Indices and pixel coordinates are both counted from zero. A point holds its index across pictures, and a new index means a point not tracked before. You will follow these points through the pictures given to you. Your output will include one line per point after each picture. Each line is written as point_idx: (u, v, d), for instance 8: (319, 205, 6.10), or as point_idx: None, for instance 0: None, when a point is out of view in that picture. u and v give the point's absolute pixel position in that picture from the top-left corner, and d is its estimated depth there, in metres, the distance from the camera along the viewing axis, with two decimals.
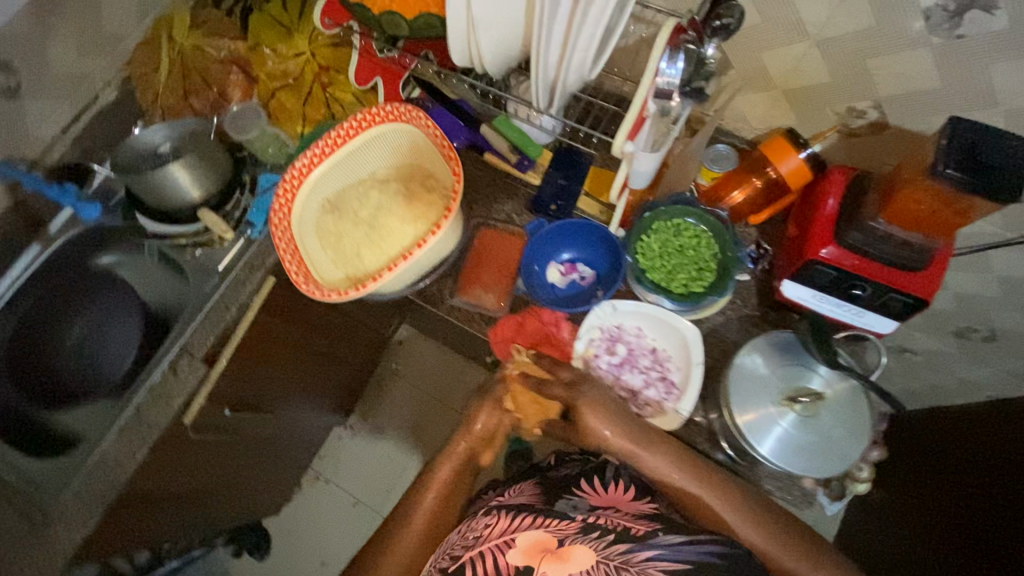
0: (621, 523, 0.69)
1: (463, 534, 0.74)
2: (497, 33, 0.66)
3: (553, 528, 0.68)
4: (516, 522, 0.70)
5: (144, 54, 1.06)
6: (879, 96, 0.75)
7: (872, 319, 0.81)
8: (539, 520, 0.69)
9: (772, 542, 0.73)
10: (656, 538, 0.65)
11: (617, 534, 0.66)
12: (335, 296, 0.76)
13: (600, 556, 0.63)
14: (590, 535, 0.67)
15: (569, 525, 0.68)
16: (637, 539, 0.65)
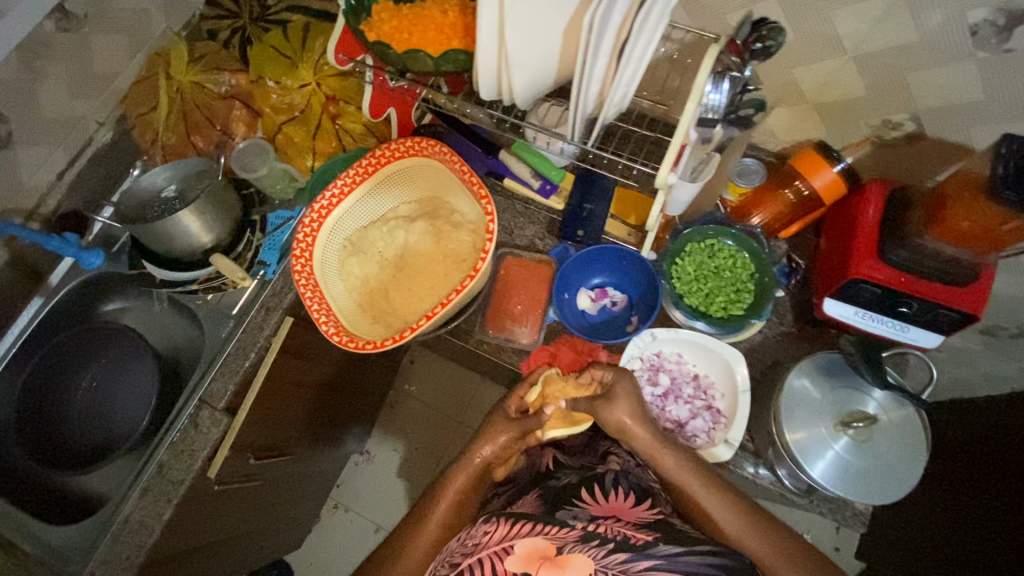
0: (621, 533, 0.65)
1: (463, 540, 0.71)
2: (532, 68, 0.63)
3: (553, 535, 0.65)
4: (514, 527, 0.68)
5: (141, 93, 1.02)
6: (917, 108, 0.73)
7: (918, 334, 0.78)
8: (537, 527, 0.67)
9: (764, 544, 0.71)
10: (654, 548, 0.62)
11: (616, 543, 0.63)
12: (374, 347, 0.73)
13: (598, 566, 0.60)
14: (590, 543, 0.63)
15: (569, 532, 0.66)
16: (636, 548, 0.62)
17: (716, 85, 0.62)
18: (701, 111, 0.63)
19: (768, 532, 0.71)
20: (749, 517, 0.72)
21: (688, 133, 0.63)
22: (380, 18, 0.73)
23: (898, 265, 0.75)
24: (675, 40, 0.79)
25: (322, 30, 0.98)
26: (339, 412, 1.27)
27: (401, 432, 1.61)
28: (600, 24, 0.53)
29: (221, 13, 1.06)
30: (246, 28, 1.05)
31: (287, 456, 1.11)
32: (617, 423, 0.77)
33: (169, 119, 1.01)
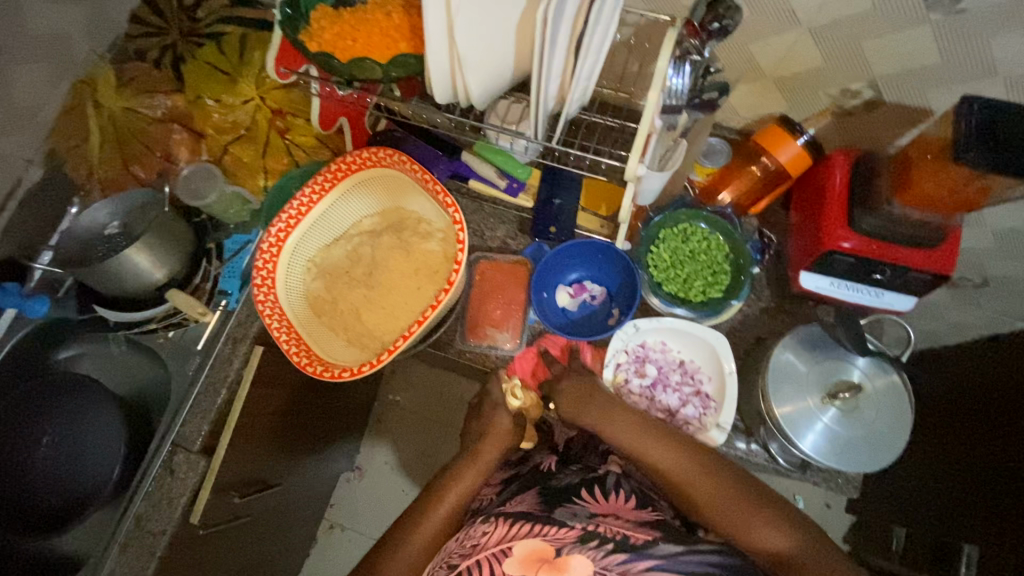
0: (620, 531, 0.65)
1: (462, 540, 0.70)
2: (487, 68, 0.60)
3: (551, 536, 0.64)
4: (513, 529, 0.67)
5: (71, 125, 0.96)
6: (874, 75, 0.73)
7: (893, 298, 0.79)
8: (536, 528, 0.66)
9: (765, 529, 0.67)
10: (653, 548, 0.61)
11: (614, 543, 0.62)
12: (350, 374, 0.70)
13: (597, 567, 0.60)
14: (588, 544, 0.62)
15: (568, 533, 0.64)
16: (633, 548, 0.61)
17: (677, 70, 0.62)
18: (664, 96, 0.62)
19: (774, 520, 0.67)
20: (749, 503, 0.69)
21: (653, 121, 0.61)
22: (321, 25, 0.69)
23: (869, 233, 0.74)
24: (629, 24, 0.76)
25: (260, 39, 0.93)
26: (324, 434, 1.23)
27: (390, 443, 1.58)
28: (554, 18, 0.51)
29: (148, 31, 0.99)
30: (177, 45, 0.98)
31: (275, 487, 1.07)
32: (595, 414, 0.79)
33: (104, 150, 0.95)
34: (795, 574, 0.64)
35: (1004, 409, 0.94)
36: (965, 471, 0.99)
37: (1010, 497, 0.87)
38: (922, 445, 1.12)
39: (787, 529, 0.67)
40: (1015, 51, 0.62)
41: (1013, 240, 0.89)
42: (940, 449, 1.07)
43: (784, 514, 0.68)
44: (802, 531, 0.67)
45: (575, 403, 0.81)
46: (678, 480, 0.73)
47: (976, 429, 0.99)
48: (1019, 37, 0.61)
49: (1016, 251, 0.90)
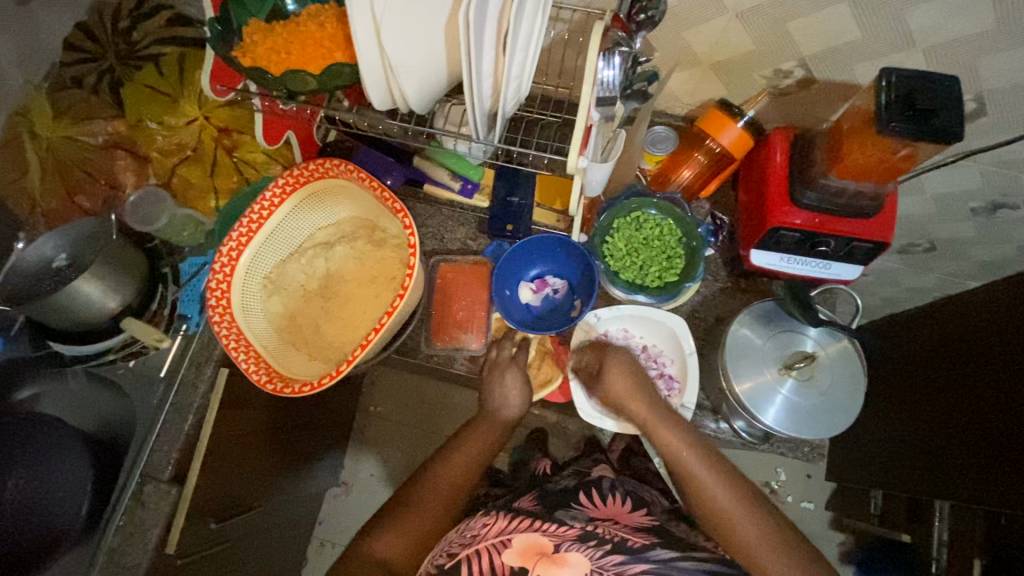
0: (618, 534, 0.66)
1: (461, 530, 0.70)
2: (419, 73, 0.60)
3: (550, 532, 0.65)
4: (515, 521, 0.68)
5: (6, 159, 0.93)
6: (803, 54, 0.75)
7: (839, 267, 0.82)
8: (535, 524, 0.67)
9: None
10: (649, 553, 0.63)
11: (612, 544, 0.64)
12: (311, 389, 0.70)
13: (594, 566, 0.60)
14: (586, 543, 0.63)
15: (567, 531, 0.65)
16: (632, 551, 0.63)
17: (607, 60, 0.61)
18: (598, 90, 0.62)
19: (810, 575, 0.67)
20: (784, 552, 0.68)
21: (590, 114, 0.63)
22: (253, 40, 0.68)
23: (812, 208, 0.76)
24: (563, 20, 0.78)
25: (198, 59, 0.92)
26: (302, 453, 1.22)
27: (373, 455, 1.57)
28: (476, 19, 0.51)
29: (82, 56, 0.97)
30: (114, 69, 0.96)
31: (255, 510, 1.05)
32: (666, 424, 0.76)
33: (46, 180, 0.93)
34: None
35: (961, 367, 0.97)
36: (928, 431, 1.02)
37: (971, 450, 0.90)
38: (887, 408, 1.15)
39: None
40: (929, 22, 0.65)
41: (952, 204, 0.92)
42: (903, 411, 1.10)
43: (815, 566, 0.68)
44: None
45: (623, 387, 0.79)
46: (724, 517, 0.70)
47: (936, 389, 1.02)
48: (932, 9, 0.63)
49: (955, 215, 0.94)
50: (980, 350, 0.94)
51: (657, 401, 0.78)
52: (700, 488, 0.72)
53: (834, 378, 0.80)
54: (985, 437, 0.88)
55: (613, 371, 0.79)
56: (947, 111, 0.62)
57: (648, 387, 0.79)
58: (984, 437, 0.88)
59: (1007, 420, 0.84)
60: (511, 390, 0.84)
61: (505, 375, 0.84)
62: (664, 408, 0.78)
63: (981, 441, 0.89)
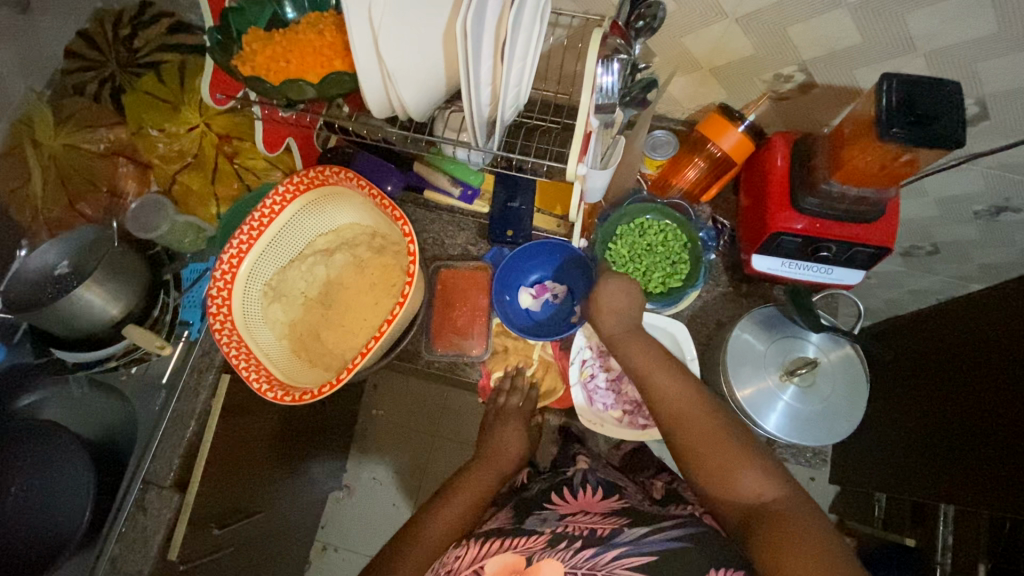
0: (588, 527, 0.66)
1: (439, 566, 0.69)
2: (417, 82, 0.60)
3: (521, 547, 0.64)
4: (486, 547, 0.67)
5: (9, 167, 0.93)
6: (803, 59, 0.75)
7: (842, 272, 0.81)
8: (506, 542, 0.66)
9: (747, 469, 0.62)
10: (619, 537, 0.62)
11: (583, 540, 0.63)
12: (311, 397, 0.70)
13: (568, 566, 0.60)
14: (558, 546, 0.63)
15: (538, 540, 0.65)
16: (601, 541, 0.62)
17: (607, 67, 0.62)
18: (597, 97, 0.62)
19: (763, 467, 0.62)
20: (736, 447, 0.64)
21: (589, 121, 0.63)
22: (252, 49, 0.68)
23: (813, 213, 0.76)
24: (563, 26, 0.78)
25: (199, 66, 0.92)
26: (304, 457, 1.22)
27: (375, 458, 1.57)
28: (473, 28, 0.51)
29: (84, 64, 0.97)
30: (115, 76, 0.96)
31: (257, 515, 1.05)
32: (628, 334, 0.75)
33: (48, 187, 0.93)
34: (769, 522, 0.58)
35: (965, 371, 0.97)
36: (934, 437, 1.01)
37: (974, 454, 0.90)
38: (890, 411, 1.15)
39: (775, 479, 0.61)
40: (929, 27, 0.65)
41: (955, 206, 0.91)
42: (905, 414, 1.09)
43: (773, 466, 0.63)
44: (788, 483, 0.61)
45: (607, 297, 0.77)
46: (676, 416, 0.67)
47: (939, 392, 1.02)
48: (933, 13, 0.63)
49: (958, 217, 0.93)
50: (983, 354, 0.94)
51: (627, 316, 0.76)
52: (654, 387, 0.70)
53: (836, 384, 0.79)
54: (988, 441, 0.87)
55: (606, 283, 0.78)
56: (946, 116, 0.61)
57: (629, 308, 0.77)
58: (987, 441, 0.88)
59: (1011, 425, 0.84)
60: (513, 435, 0.90)
61: (508, 418, 0.90)
62: (632, 321, 0.76)
63: (984, 445, 0.88)
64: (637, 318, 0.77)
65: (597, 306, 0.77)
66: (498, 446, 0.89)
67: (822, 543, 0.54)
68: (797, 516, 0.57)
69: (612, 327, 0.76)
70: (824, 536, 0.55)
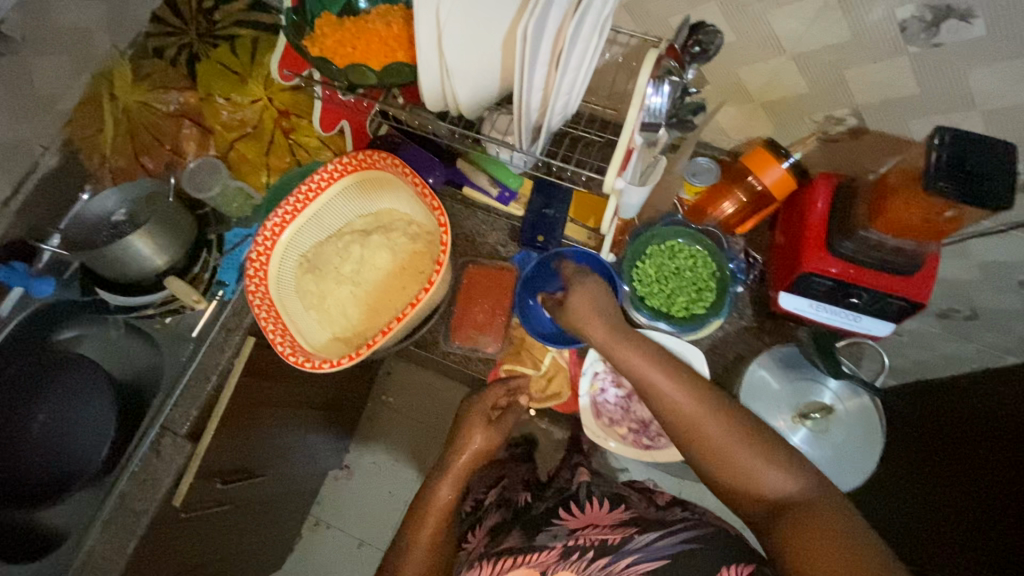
0: (598, 538, 0.69)
1: None
2: (473, 80, 0.63)
3: (536, 563, 0.69)
4: (499, 565, 0.72)
5: (86, 116, 1.01)
6: (856, 104, 0.75)
7: (869, 322, 0.80)
8: (519, 559, 0.70)
9: (762, 463, 0.63)
10: (629, 544, 0.66)
11: (596, 550, 0.67)
12: (330, 366, 0.73)
13: None
14: (572, 558, 0.68)
15: (551, 555, 0.69)
16: (614, 550, 0.66)
17: (657, 88, 0.62)
18: (644, 116, 0.63)
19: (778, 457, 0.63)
20: (746, 439, 0.64)
21: (633, 137, 0.64)
22: (323, 32, 0.72)
23: (847, 257, 0.75)
24: (620, 44, 0.80)
25: (271, 43, 0.97)
26: (311, 430, 1.25)
27: (378, 443, 1.59)
28: (534, 33, 0.53)
29: (166, 30, 1.03)
30: (192, 44, 1.01)
31: (259, 478, 1.09)
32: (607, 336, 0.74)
33: (118, 140, 0.99)
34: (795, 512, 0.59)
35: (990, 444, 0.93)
36: (959, 511, 0.97)
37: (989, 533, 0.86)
38: (903, 475, 1.11)
39: (789, 467, 0.62)
40: (991, 85, 0.64)
41: (999, 273, 0.88)
42: (918, 480, 1.06)
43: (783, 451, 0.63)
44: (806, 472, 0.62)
45: (581, 299, 0.76)
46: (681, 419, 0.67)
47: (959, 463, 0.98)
48: (995, 72, 0.62)
49: (1001, 284, 0.90)
50: (1011, 430, 0.91)
51: (611, 316, 0.75)
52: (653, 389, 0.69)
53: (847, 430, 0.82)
54: None
55: (584, 289, 0.77)
56: (997, 177, 0.61)
57: (609, 310, 0.76)
58: None
59: None
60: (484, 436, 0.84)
61: (471, 415, 0.85)
62: (617, 328, 0.74)
63: None
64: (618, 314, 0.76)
65: (579, 315, 0.76)
66: (462, 447, 0.83)
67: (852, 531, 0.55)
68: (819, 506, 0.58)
69: (588, 325, 0.75)
70: (843, 516, 0.57)
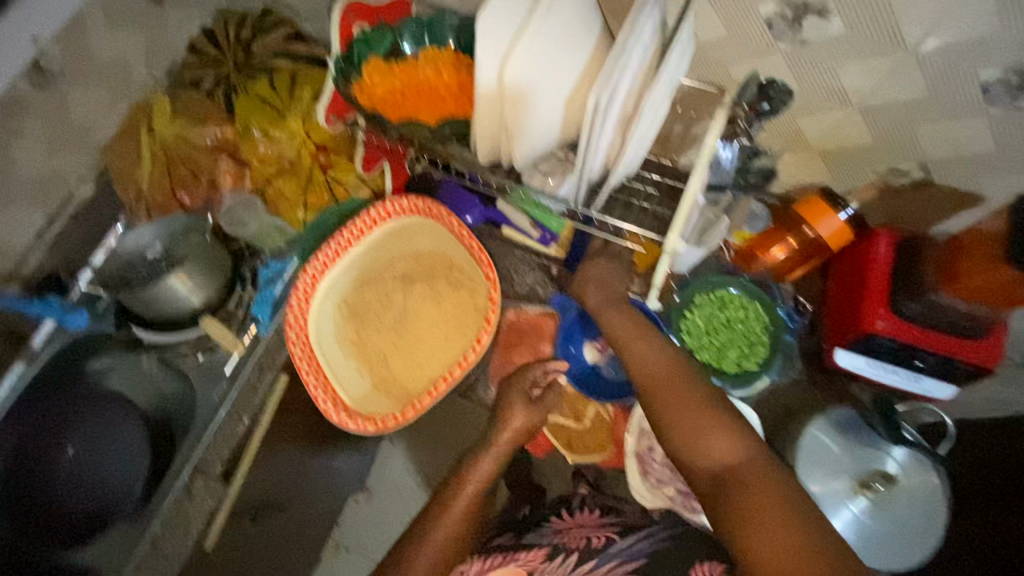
0: (585, 538, 0.74)
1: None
2: (533, 138, 0.60)
3: (524, 562, 0.72)
4: (488, 561, 0.74)
5: (123, 147, 0.98)
6: (925, 157, 0.71)
7: (930, 384, 0.77)
8: (509, 557, 0.74)
9: (702, 423, 0.62)
10: (610, 548, 0.72)
11: (579, 553, 0.72)
12: (376, 428, 0.74)
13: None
14: (556, 559, 0.72)
15: (537, 554, 0.73)
16: (595, 551, 0.71)
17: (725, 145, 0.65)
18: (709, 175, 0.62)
19: (725, 424, 0.61)
20: (700, 403, 0.63)
21: (697, 196, 0.62)
22: (372, 79, 0.70)
23: (909, 317, 0.73)
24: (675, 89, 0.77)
25: (311, 77, 0.97)
26: (336, 460, 1.23)
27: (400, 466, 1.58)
28: (605, 103, 0.51)
29: (204, 60, 1.02)
30: (230, 75, 1.00)
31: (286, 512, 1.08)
32: (600, 299, 0.78)
33: (154, 176, 0.96)
34: (729, 482, 0.57)
35: None
36: None
37: None
38: None
39: (738, 439, 0.60)
40: None
41: None
42: None
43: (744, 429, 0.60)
44: (754, 449, 0.59)
45: (593, 272, 0.81)
46: (651, 381, 0.67)
47: None
48: None
49: None
50: None
51: (612, 289, 0.79)
52: (632, 352, 0.71)
53: (915, 509, 0.73)
54: None
55: (596, 265, 0.81)
56: None
57: (615, 287, 0.79)
58: None
59: None
60: (527, 416, 0.80)
61: (511, 392, 0.83)
62: (617, 298, 0.78)
63: None
64: (621, 292, 0.79)
65: (581, 286, 0.80)
66: (503, 425, 0.80)
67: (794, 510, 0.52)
68: (754, 480, 0.56)
69: (585, 287, 0.79)
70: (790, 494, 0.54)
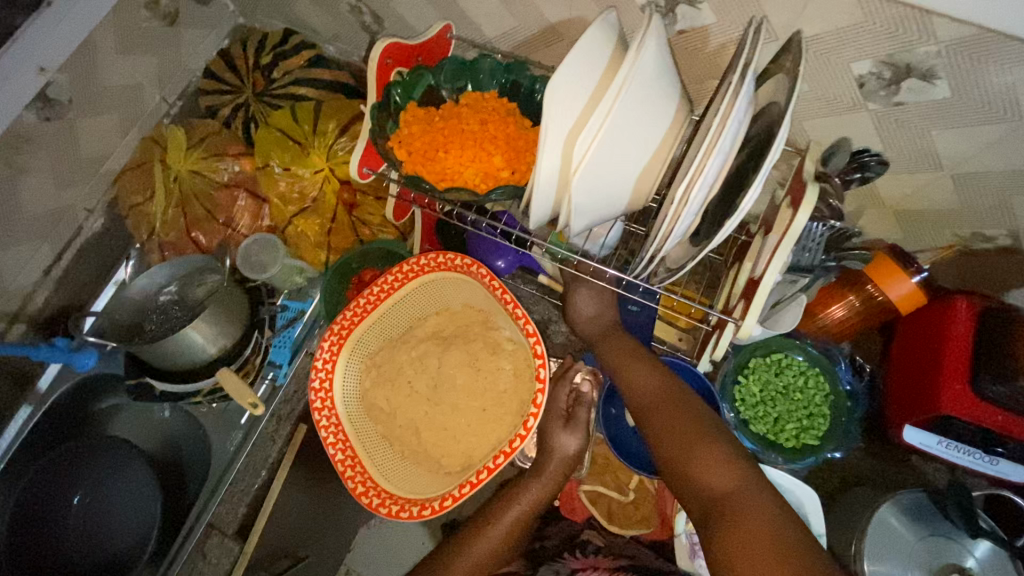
0: None
1: None
2: (595, 212, 0.55)
3: None
4: None
5: (136, 180, 0.93)
6: (1017, 227, 0.65)
7: (1008, 467, 0.69)
8: None
9: (700, 455, 0.60)
10: None
11: None
12: (410, 517, 0.67)
13: None
14: None
15: None
16: None
17: None
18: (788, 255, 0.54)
19: (726, 457, 0.59)
20: (698, 433, 0.61)
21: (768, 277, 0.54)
22: (411, 133, 0.63)
23: (994, 400, 0.67)
24: None
25: (335, 107, 0.88)
26: None
27: None
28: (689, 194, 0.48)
29: (222, 88, 0.96)
30: (249, 104, 0.93)
31: None
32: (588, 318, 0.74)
33: (168, 213, 0.91)
34: (725, 514, 0.55)
35: None
36: None
37: None
38: None
39: (737, 469, 0.58)
40: None
41: None
42: None
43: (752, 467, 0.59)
44: (753, 476, 0.57)
45: (585, 299, 0.73)
46: (651, 407, 0.66)
47: None
48: None
49: None
50: None
51: (605, 315, 0.74)
52: (628, 378, 0.69)
53: None
54: None
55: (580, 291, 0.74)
56: None
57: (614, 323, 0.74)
58: None
59: None
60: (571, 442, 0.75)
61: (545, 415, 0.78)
62: (613, 324, 0.74)
63: None
64: (615, 317, 0.74)
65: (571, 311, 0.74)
66: (551, 447, 0.75)
67: (796, 545, 0.50)
68: (750, 512, 0.54)
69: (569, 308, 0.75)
70: (794, 532, 0.51)
